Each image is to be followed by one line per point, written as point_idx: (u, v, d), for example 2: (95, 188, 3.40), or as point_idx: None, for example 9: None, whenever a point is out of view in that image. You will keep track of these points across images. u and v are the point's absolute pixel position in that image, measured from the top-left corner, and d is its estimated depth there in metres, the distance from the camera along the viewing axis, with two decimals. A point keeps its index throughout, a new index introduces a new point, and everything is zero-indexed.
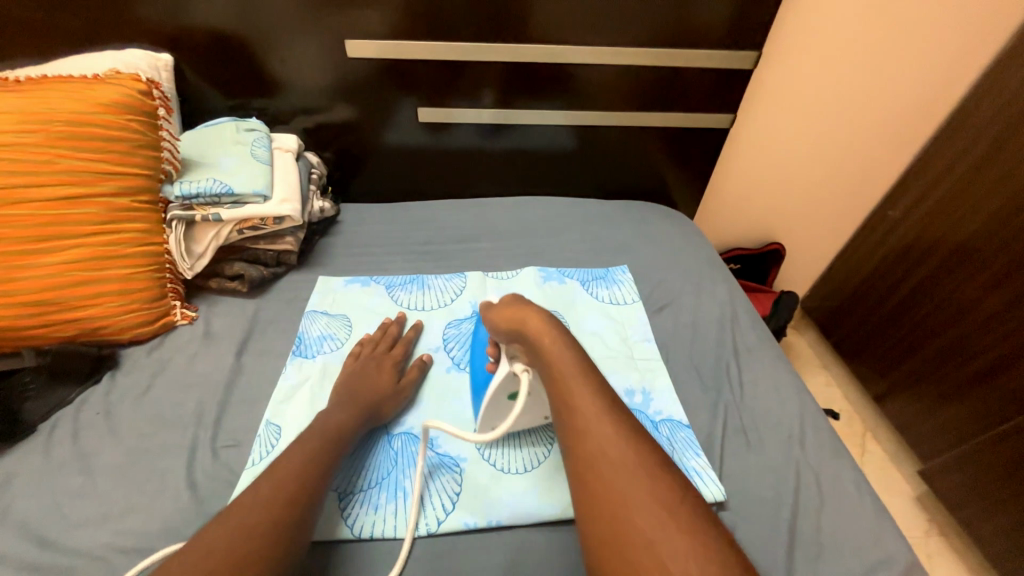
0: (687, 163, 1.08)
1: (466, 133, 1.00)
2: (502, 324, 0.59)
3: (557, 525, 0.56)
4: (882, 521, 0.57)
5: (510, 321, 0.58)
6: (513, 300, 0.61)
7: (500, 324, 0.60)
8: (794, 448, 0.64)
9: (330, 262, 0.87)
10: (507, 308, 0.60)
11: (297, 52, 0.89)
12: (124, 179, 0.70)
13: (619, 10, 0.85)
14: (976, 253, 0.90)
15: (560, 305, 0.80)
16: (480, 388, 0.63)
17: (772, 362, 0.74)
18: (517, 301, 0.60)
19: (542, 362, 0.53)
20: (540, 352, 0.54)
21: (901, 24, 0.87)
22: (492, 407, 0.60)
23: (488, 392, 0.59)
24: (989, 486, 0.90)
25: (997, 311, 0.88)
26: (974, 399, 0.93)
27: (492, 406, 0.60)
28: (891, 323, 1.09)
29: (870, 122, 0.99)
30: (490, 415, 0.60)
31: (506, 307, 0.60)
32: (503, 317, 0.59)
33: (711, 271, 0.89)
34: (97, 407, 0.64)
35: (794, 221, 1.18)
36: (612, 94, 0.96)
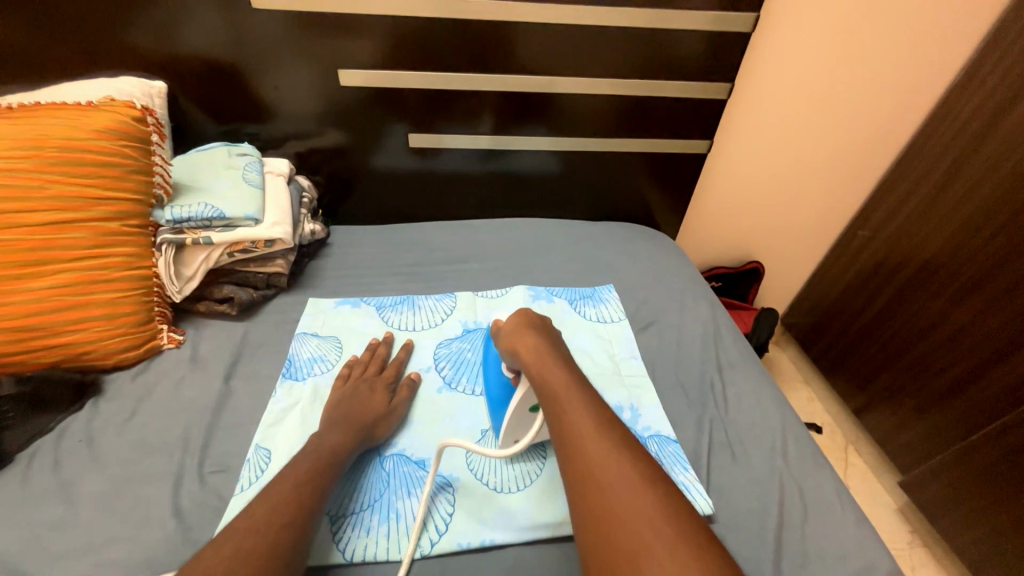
0: (668, 186, 1.12)
1: (454, 157, 1.03)
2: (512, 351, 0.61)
3: (550, 543, 0.57)
4: (865, 529, 0.59)
5: (513, 344, 0.61)
6: (519, 322, 0.64)
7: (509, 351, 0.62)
8: (779, 459, 0.66)
9: (320, 284, 0.88)
10: (513, 331, 0.63)
11: (291, 79, 0.91)
12: (115, 204, 0.70)
13: (600, 44, 0.90)
14: (942, 270, 0.96)
15: None
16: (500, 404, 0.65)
17: (755, 377, 0.77)
18: (523, 329, 0.63)
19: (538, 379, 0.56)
20: (535, 372, 0.57)
21: (859, 60, 0.95)
22: (514, 422, 0.61)
23: (511, 407, 0.60)
24: (966, 495, 0.93)
25: (963, 325, 0.93)
26: (947, 410, 0.97)
27: (514, 421, 0.61)
28: (866, 338, 1.13)
29: (835, 148, 1.06)
30: (512, 428, 0.62)
31: (513, 330, 0.63)
32: (509, 341, 0.62)
33: (694, 289, 0.92)
34: (79, 435, 0.63)
35: (770, 241, 1.23)
36: (593, 121, 1.00)
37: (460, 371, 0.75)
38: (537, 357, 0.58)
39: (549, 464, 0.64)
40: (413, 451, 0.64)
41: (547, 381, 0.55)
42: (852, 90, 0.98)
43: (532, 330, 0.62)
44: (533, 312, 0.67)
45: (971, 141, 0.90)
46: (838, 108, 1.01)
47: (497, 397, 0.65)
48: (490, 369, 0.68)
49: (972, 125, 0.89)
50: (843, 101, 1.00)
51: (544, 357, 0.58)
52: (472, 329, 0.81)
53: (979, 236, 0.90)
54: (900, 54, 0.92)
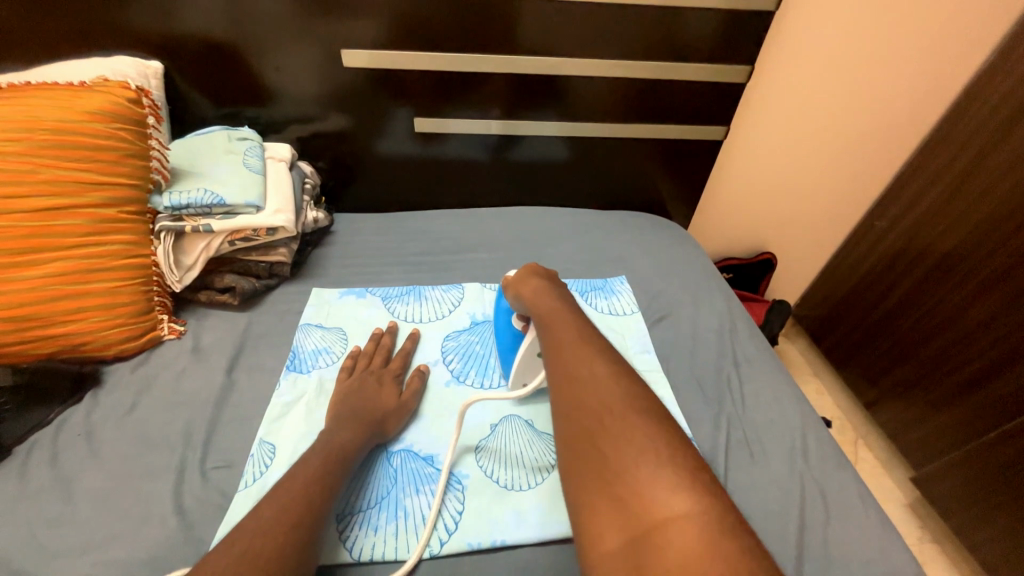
0: (681, 175, 1.09)
1: (461, 143, 0.99)
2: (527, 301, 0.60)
3: (563, 543, 0.55)
4: (889, 533, 0.57)
5: (519, 291, 0.61)
6: (527, 270, 0.63)
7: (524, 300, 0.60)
8: (799, 460, 0.64)
9: (323, 273, 0.86)
10: (518, 278, 0.63)
11: (290, 59, 0.87)
12: (111, 189, 0.68)
13: (612, 24, 0.86)
14: (965, 262, 0.92)
15: None
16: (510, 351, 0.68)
17: (773, 374, 0.74)
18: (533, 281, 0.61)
19: (540, 321, 0.55)
20: (539, 313, 0.56)
21: (888, 39, 0.89)
22: (524, 365, 0.65)
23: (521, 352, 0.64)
24: (981, 493, 0.91)
25: (985, 320, 0.90)
26: (965, 406, 0.94)
27: (523, 365, 0.65)
28: (882, 332, 1.10)
29: (859, 133, 1.01)
30: (521, 372, 0.66)
31: (519, 278, 0.63)
32: (514, 288, 0.62)
33: (708, 282, 0.89)
34: (78, 428, 0.61)
35: (785, 232, 1.20)
36: (604, 106, 0.96)
37: (468, 364, 0.72)
38: (541, 299, 0.58)
39: None
40: (422, 447, 0.62)
41: (552, 319, 0.54)
42: (880, 71, 0.93)
43: (539, 275, 0.62)
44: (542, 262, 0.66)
45: (994, 136, 0.85)
46: (864, 91, 0.96)
47: (508, 345, 0.68)
48: (501, 320, 0.70)
49: (994, 119, 0.85)
50: (869, 84, 0.95)
51: (548, 299, 0.57)
52: (480, 321, 0.78)
53: (1002, 229, 0.86)
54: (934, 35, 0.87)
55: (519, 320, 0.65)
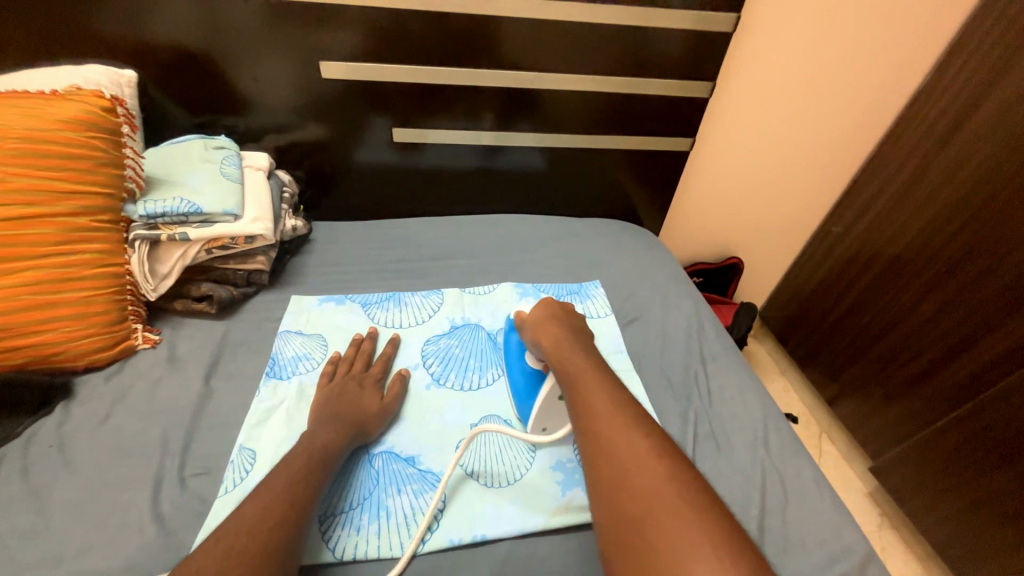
0: (652, 184, 1.14)
1: (439, 152, 1.02)
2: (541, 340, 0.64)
3: (541, 536, 0.57)
4: (842, 514, 0.62)
5: (539, 337, 0.64)
6: (546, 314, 0.67)
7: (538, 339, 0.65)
8: (760, 450, 0.68)
9: (303, 281, 0.86)
10: (538, 323, 0.66)
11: (269, 70, 0.89)
12: (85, 198, 0.67)
13: (582, 40, 0.91)
14: (910, 264, 1.00)
15: None
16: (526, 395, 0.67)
17: (736, 370, 0.79)
18: (550, 319, 0.66)
19: (562, 369, 0.59)
20: (560, 361, 0.60)
21: (836, 59, 0.97)
22: (545, 410, 0.64)
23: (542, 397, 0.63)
24: (930, 478, 0.98)
25: (929, 316, 0.98)
26: (914, 398, 1.01)
27: (544, 409, 0.64)
28: (840, 330, 1.17)
29: (814, 144, 1.08)
30: (543, 416, 0.64)
31: (538, 323, 0.66)
32: (533, 332, 0.65)
33: (677, 285, 0.94)
34: (50, 440, 0.60)
35: (749, 237, 1.27)
36: (577, 118, 1.01)
37: (448, 367, 0.74)
38: (560, 346, 0.62)
39: (539, 457, 0.64)
40: (403, 448, 0.64)
41: (573, 370, 0.58)
42: (830, 88, 1.01)
43: (557, 321, 0.66)
44: (557, 303, 0.70)
45: (937, 142, 0.94)
46: (817, 107, 1.03)
47: (524, 388, 0.67)
48: (513, 358, 0.70)
49: (937, 128, 0.94)
50: (821, 99, 1.02)
51: (568, 347, 0.61)
52: (459, 325, 0.80)
53: (945, 231, 0.94)
54: (875, 57, 0.95)
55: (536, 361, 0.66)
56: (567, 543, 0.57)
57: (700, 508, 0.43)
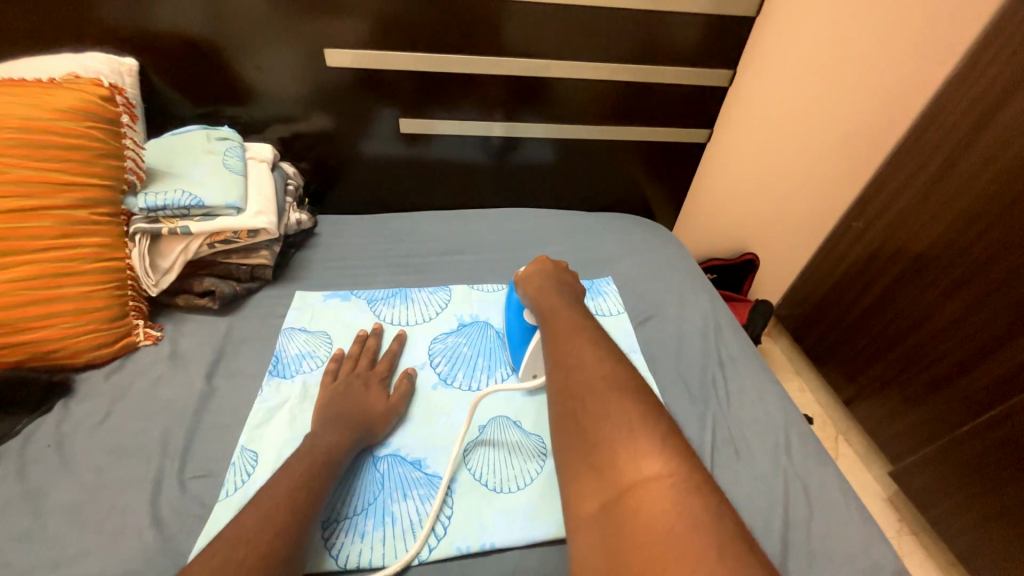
0: (666, 177, 1.10)
1: (447, 144, 0.99)
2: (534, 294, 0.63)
3: (551, 545, 0.55)
4: (870, 528, 0.59)
5: (529, 289, 0.65)
6: (538, 267, 0.67)
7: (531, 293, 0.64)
8: (782, 457, 0.65)
9: (307, 276, 0.84)
10: (528, 278, 0.66)
11: (272, 59, 0.86)
12: (84, 191, 0.65)
13: (596, 27, 0.87)
14: (937, 262, 0.95)
15: None
16: (518, 343, 0.69)
17: (756, 372, 0.76)
18: (543, 275, 0.65)
19: (544, 318, 0.59)
20: (544, 311, 0.60)
21: (866, 43, 0.92)
22: (535, 357, 0.67)
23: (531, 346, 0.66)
24: (954, 485, 0.94)
25: (957, 317, 0.93)
26: (939, 402, 0.97)
27: (534, 356, 0.67)
28: (860, 330, 1.13)
29: (838, 134, 1.03)
30: (533, 364, 0.67)
31: (530, 276, 0.66)
32: (524, 286, 0.66)
33: (693, 282, 0.90)
34: (48, 439, 0.59)
35: (766, 233, 1.22)
36: (590, 108, 0.97)
37: (456, 366, 0.72)
38: (547, 297, 0.62)
39: (550, 462, 0.61)
40: (409, 451, 0.61)
41: (556, 318, 0.58)
42: (857, 75, 0.96)
43: (547, 276, 0.65)
44: (552, 260, 0.69)
45: (969, 132, 0.88)
46: (842, 95, 0.98)
47: (516, 338, 0.70)
48: (511, 314, 0.71)
49: (970, 114, 0.87)
50: (847, 87, 0.97)
51: (554, 299, 0.61)
52: (467, 323, 0.78)
53: (975, 227, 0.89)
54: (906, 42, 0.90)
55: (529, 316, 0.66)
56: None
57: None
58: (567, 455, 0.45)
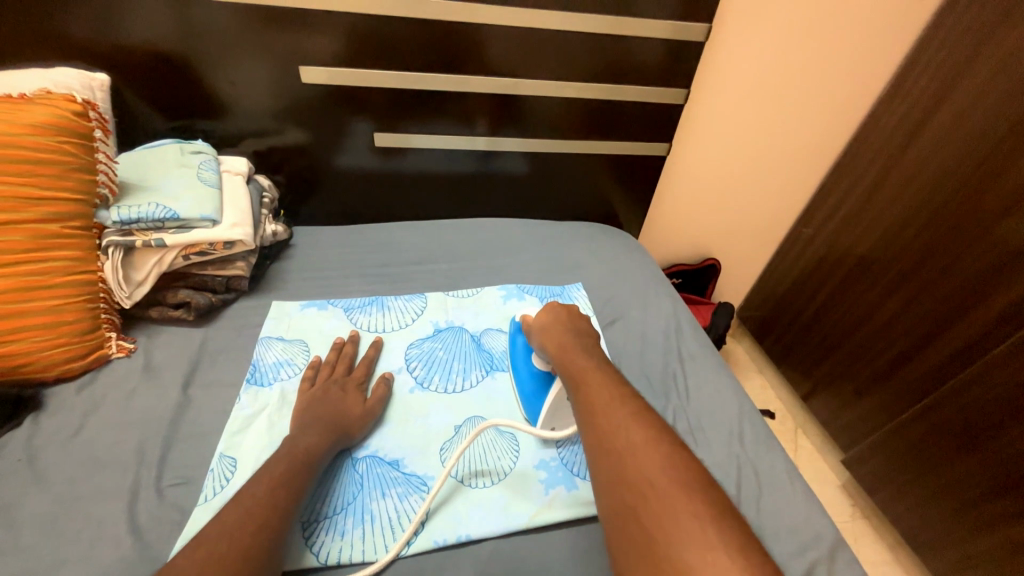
0: (630, 189, 1.17)
1: (421, 156, 1.02)
2: (551, 348, 0.65)
3: (524, 535, 0.58)
4: (814, 505, 0.64)
5: (546, 341, 0.67)
6: (548, 313, 0.71)
7: (546, 346, 0.66)
8: (736, 444, 0.70)
9: (284, 286, 0.86)
10: (544, 328, 0.69)
11: (246, 76, 0.88)
12: (55, 204, 0.66)
13: (561, 47, 0.92)
14: (877, 264, 1.05)
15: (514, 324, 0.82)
16: (534, 396, 0.68)
17: (714, 368, 0.81)
18: (557, 323, 0.69)
19: (564, 367, 0.62)
20: (564, 364, 0.62)
21: (801, 68, 1.02)
22: (555, 409, 0.65)
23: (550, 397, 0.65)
24: (898, 468, 1.02)
25: (895, 313, 1.02)
26: (883, 391, 1.06)
27: (554, 408, 0.65)
28: (812, 329, 1.22)
29: (785, 149, 1.13)
30: (552, 416, 0.66)
31: (545, 328, 0.69)
32: (540, 338, 0.68)
33: (656, 287, 0.96)
34: (17, 454, 0.58)
35: (725, 240, 1.31)
36: (557, 123, 1.03)
37: (432, 370, 0.75)
38: (563, 343, 0.65)
39: (523, 457, 0.65)
40: (387, 451, 0.64)
41: (575, 367, 0.61)
42: (796, 96, 1.05)
43: (562, 326, 0.68)
44: (560, 306, 0.72)
45: (898, 150, 0.99)
46: (786, 113, 1.08)
47: (531, 390, 0.69)
48: (522, 363, 0.72)
49: (898, 134, 0.99)
50: (789, 107, 1.07)
51: (574, 352, 0.63)
52: (443, 328, 0.81)
53: (908, 231, 0.99)
54: (836, 67, 1.00)
55: (543, 366, 0.68)
56: (551, 541, 0.58)
57: (687, 496, 0.44)
58: (604, 480, 0.49)
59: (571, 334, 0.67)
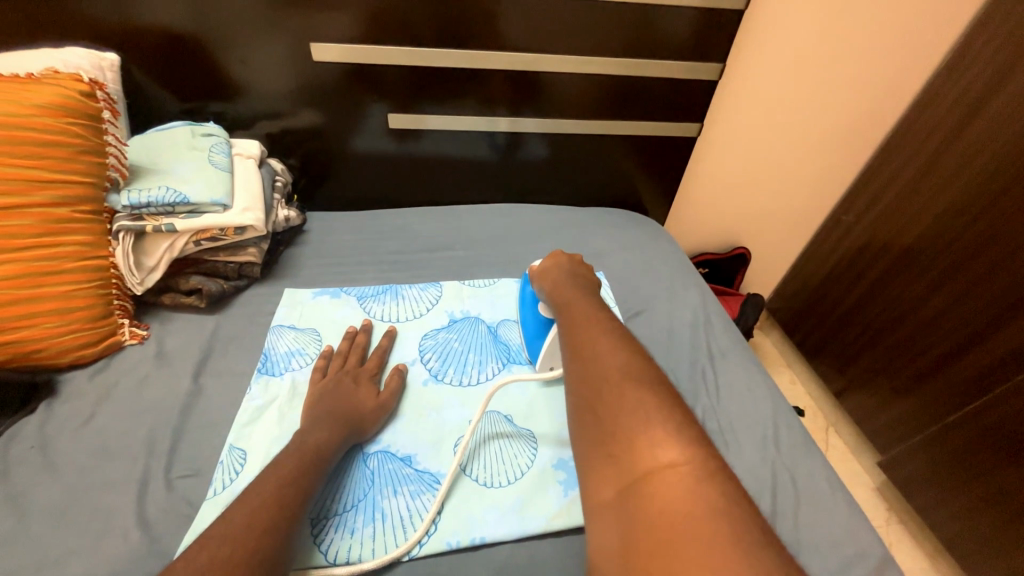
0: (657, 173, 1.10)
1: (437, 139, 0.98)
2: (555, 299, 0.62)
3: (541, 539, 0.55)
4: (858, 518, 0.59)
5: (544, 284, 0.65)
6: (553, 261, 0.67)
7: (550, 293, 0.63)
8: (771, 450, 0.65)
9: (297, 273, 0.84)
10: (545, 271, 0.66)
11: (257, 54, 0.85)
12: (65, 187, 0.64)
13: (585, 20, 0.86)
14: (924, 255, 0.96)
15: None
16: (535, 336, 0.69)
17: (745, 365, 0.76)
18: (562, 272, 0.65)
19: (565, 322, 0.57)
20: (567, 318, 0.58)
21: (850, 37, 0.92)
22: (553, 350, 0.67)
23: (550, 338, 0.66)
24: (942, 474, 0.95)
25: (944, 308, 0.94)
26: (926, 392, 0.98)
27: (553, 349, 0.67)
28: (849, 323, 1.14)
29: (827, 128, 1.04)
30: (550, 356, 0.67)
31: (546, 271, 0.66)
32: (540, 280, 0.66)
33: (684, 277, 0.91)
34: (31, 441, 0.58)
35: (756, 228, 1.23)
36: (579, 102, 0.96)
37: (446, 362, 0.71)
38: (570, 299, 0.60)
39: (541, 456, 0.62)
40: (400, 447, 0.61)
41: (575, 323, 0.56)
42: (845, 66, 0.96)
43: (563, 270, 0.65)
44: (566, 254, 0.69)
45: (957, 123, 0.89)
46: (831, 87, 0.99)
47: (535, 331, 0.70)
48: (527, 308, 0.72)
49: (955, 109, 0.88)
50: (834, 79, 0.98)
51: (574, 297, 0.60)
52: (458, 319, 0.77)
53: (963, 219, 0.90)
54: (888, 38, 0.91)
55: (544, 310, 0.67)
56: (570, 546, 0.55)
57: None
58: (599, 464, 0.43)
59: (582, 293, 0.61)
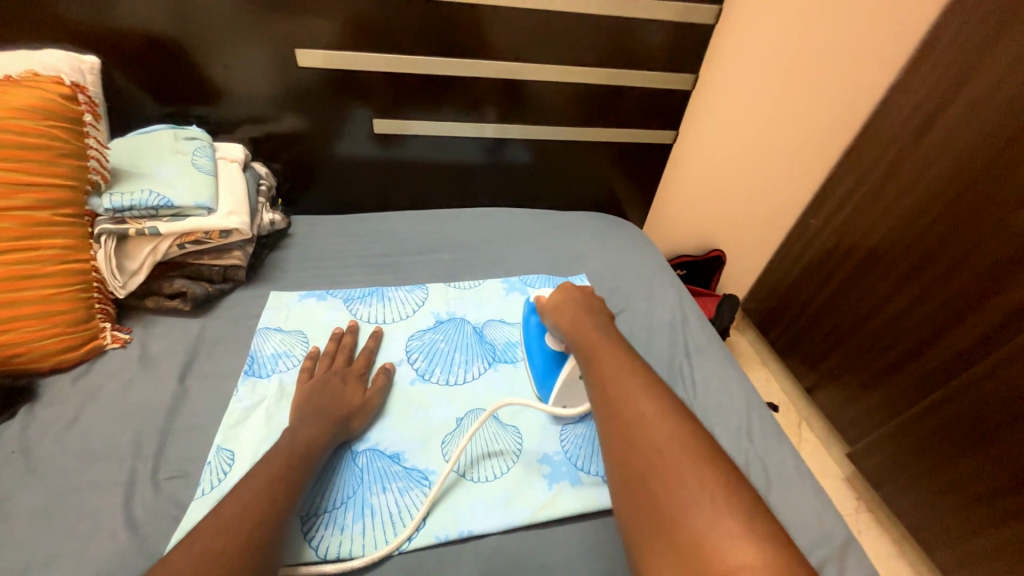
0: (636, 178, 1.14)
1: (422, 144, 1.00)
2: (568, 328, 0.63)
3: (526, 530, 0.57)
4: (824, 503, 0.63)
5: (558, 319, 0.66)
6: (562, 292, 0.69)
7: (563, 325, 0.64)
8: (745, 441, 0.69)
9: (283, 276, 0.84)
10: (557, 305, 0.67)
11: (242, 58, 0.85)
12: (44, 190, 0.63)
13: (566, 31, 0.89)
14: (887, 256, 1.03)
15: (507, 313, 0.82)
16: (545, 374, 0.68)
17: (720, 361, 0.80)
18: (570, 300, 0.67)
19: (581, 351, 0.60)
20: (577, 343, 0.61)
21: (817, 52, 0.98)
22: (566, 387, 0.66)
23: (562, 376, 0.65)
24: (907, 462, 1.01)
25: (906, 305, 1.00)
26: (891, 385, 1.04)
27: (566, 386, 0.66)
28: (818, 321, 1.20)
29: (797, 137, 1.10)
30: (563, 394, 0.66)
31: (557, 306, 0.67)
32: (553, 315, 0.67)
33: (662, 277, 0.95)
34: (11, 445, 0.57)
35: (731, 231, 1.29)
36: (561, 110, 1.00)
37: (434, 362, 0.73)
38: (592, 335, 0.61)
39: (526, 451, 0.64)
40: (388, 445, 0.62)
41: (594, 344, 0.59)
42: (815, 77, 1.01)
43: (576, 304, 0.66)
44: (577, 287, 0.70)
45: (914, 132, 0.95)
46: (801, 98, 1.04)
47: (544, 368, 0.68)
48: (533, 342, 0.71)
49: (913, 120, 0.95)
50: (804, 90, 1.03)
51: (586, 330, 0.62)
52: (444, 320, 0.79)
53: (922, 222, 0.96)
54: (850, 57, 0.98)
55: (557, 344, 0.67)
56: (556, 537, 0.57)
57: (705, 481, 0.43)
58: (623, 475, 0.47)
59: (594, 323, 0.63)
